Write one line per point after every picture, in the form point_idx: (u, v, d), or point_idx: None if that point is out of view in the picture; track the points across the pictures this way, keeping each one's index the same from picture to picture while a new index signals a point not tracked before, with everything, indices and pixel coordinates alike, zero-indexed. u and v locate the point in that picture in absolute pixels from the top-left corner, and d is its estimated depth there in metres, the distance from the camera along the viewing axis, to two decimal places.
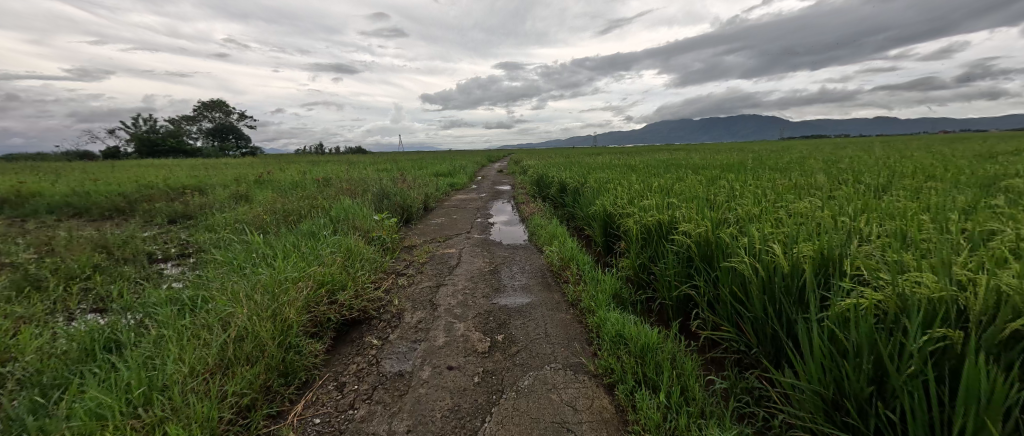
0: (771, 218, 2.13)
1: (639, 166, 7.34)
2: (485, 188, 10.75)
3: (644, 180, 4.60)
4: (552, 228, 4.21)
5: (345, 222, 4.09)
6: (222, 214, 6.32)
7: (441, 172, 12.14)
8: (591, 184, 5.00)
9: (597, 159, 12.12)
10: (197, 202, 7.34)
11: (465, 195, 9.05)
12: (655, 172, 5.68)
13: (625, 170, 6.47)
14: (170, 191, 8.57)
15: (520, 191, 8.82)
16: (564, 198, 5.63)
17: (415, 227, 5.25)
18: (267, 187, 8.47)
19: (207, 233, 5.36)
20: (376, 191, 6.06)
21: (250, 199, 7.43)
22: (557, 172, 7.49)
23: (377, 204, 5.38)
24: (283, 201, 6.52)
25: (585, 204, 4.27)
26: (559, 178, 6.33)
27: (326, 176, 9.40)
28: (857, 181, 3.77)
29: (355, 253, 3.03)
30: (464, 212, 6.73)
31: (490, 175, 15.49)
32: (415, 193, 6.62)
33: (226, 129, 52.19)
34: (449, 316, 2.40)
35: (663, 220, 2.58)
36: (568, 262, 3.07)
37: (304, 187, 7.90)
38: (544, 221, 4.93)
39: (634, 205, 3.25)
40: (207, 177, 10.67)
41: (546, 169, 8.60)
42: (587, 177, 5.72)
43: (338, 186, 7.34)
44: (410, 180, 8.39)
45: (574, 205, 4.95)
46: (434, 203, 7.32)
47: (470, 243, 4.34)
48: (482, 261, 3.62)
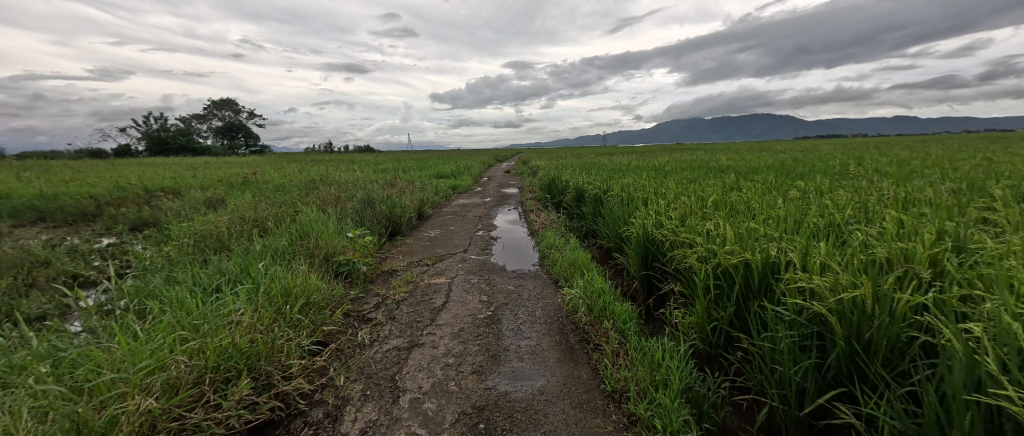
0: (992, 278, 1.16)
1: (668, 168, 6.34)
2: (491, 191, 9.81)
3: (688, 188, 3.63)
4: (571, 251, 3.28)
5: (306, 244, 3.21)
6: (187, 222, 5.52)
7: (443, 174, 11.23)
8: (618, 192, 4.05)
9: (612, 160, 11.15)
10: (166, 207, 6.57)
11: (467, 200, 8.14)
12: (691, 177, 4.72)
13: (654, 174, 5.50)
14: (144, 194, 7.81)
15: (528, 196, 7.89)
16: (581, 208, 4.70)
17: (403, 243, 4.37)
18: (248, 191, 7.64)
19: (158, 246, 4.54)
20: (360, 198, 5.19)
21: (226, 204, 6.65)
22: (572, 174, 6.54)
23: (358, 216, 4.51)
24: (256, 209, 5.66)
25: (614, 221, 3.33)
26: (575, 182, 5.37)
27: (315, 178, 8.56)
28: (985, 195, 2.78)
29: (294, 299, 2.13)
30: (463, 221, 5.85)
31: (497, 176, 14.57)
32: (407, 199, 5.73)
33: (234, 127, 52.05)
34: (413, 421, 1.47)
35: (756, 265, 1.63)
36: (600, 316, 2.12)
37: (287, 191, 7.06)
38: (559, 238, 4.00)
39: (689, 228, 2.31)
40: (193, 177, 9.97)
41: (558, 171, 7.67)
42: (611, 182, 4.76)
43: (323, 191, 6.48)
44: (406, 183, 7.54)
45: (597, 220, 4.01)
46: (430, 210, 6.42)
47: (466, 268, 3.42)
48: (477, 299, 2.69)
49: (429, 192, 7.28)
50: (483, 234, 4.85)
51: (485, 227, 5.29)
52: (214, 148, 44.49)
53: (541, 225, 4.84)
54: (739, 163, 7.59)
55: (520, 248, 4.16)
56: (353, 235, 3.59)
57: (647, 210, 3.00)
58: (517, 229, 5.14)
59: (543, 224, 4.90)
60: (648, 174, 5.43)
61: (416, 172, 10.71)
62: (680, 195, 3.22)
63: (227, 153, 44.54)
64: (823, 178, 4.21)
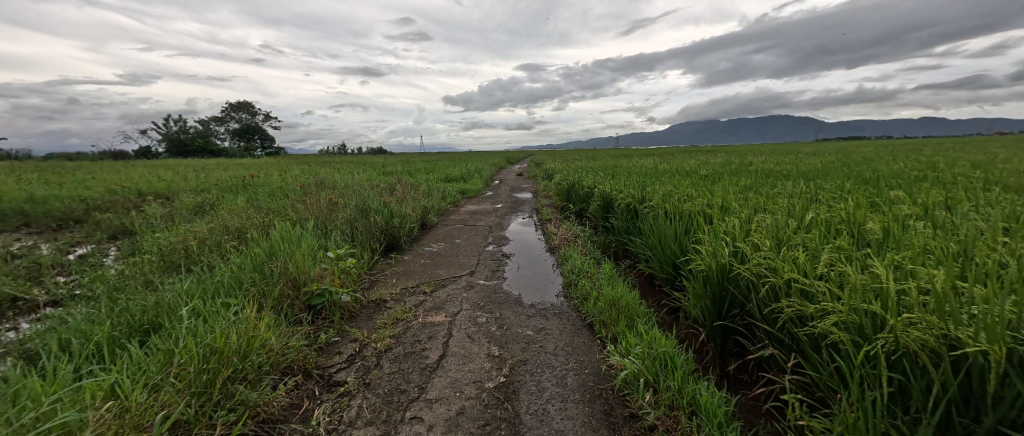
0: None
1: (704, 174, 5.59)
2: (502, 196, 9.13)
3: (755, 200, 2.87)
4: (606, 281, 2.57)
5: (272, 270, 2.56)
6: (165, 230, 4.98)
7: (452, 177, 10.63)
8: (660, 204, 3.32)
9: (633, 162, 10.40)
10: (151, 213, 6.07)
11: (477, 207, 7.47)
12: (742, 184, 3.95)
13: (694, 180, 4.73)
14: (135, 199, 7.34)
15: (543, 203, 7.17)
16: (612, 221, 3.98)
17: (400, 261, 3.73)
18: (242, 194, 7.11)
19: (123, 261, 3.99)
20: (355, 205, 4.57)
21: (215, 209, 6.11)
22: (595, 179, 5.82)
23: (349, 231, 3.87)
24: (241, 216, 5.08)
25: (666, 245, 2.61)
26: (601, 189, 4.64)
27: (315, 181, 7.99)
28: None
29: (217, 366, 1.46)
30: (472, 231, 5.20)
31: (510, 179, 13.90)
32: (409, 207, 5.10)
33: (249, 129, 52.61)
34: None
35: (1002, 361, 0.88)
36: (671, 404, 1.40)
37: (281, 196, 6.48)
38: (586, 259, 3.28)
39: (796, 267, 1.57)
40: (192, 180, 9.55)
41: (577, 176, 6.97)
42: (647, 190, 4.02)
43: (318, 196, 5.87)
44: (411, 188, 6.94)
45: (634, 239, 3.30)
46: (436, 218, 5.78)
47: (473, 299, 2.71)
48: (485, 353, 1.98)
49: (435, 199, 6.63)
50: (494, 249, 4.17)
51: (497, 240, 4.60)
52: (230, 150, 45.00)
53: (562, 239, 4.13)
54: (782, 167, 6.75)
55: (538, 269, 3.45)
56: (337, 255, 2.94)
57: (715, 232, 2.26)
58: (533, 243, 4.45)
59: (564, 237, 4.19)
60: (688, 180, 4.66)
61: (423, 175, 10.09)
62: (753, 210, 2.47)
63: (242, 154, 44.99)
64: (915, 187, 3.40)
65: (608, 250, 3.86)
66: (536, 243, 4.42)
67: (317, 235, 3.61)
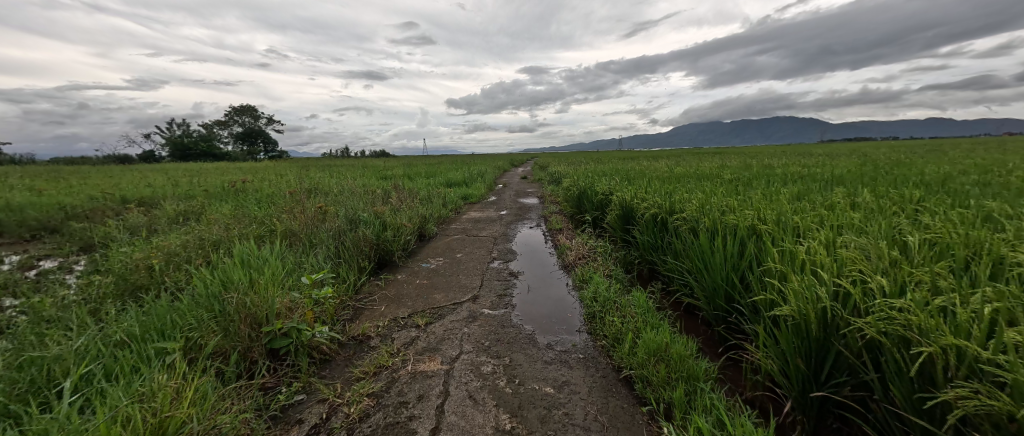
0: None
1: (730, 179, 5.08)
2: (507, 202, 8.60)
3: (821, 214, 2.34)
4: (642, 317, 2.06)
5: (228, 305, 2.07)
6: (138, 241, 4.54)
7: (454, 181, 10.16)
8: (698, 218, 2.80)
9: (644, 166, 9.88)
10: (129, 221, 5.64)
11: (481, 213, 6.99)
12: (784, 191, 3.44)
13: (726, 186, 4.19)
14: (118, 206, 6.90)
15: (552, 210, 6.65)
16: (636, 234, 3.49)
17: (393, 282, 3.25)
18: (230, 201, 6.64)
19: (81, 280, 3.54)
20: (345, 215, 4.10)
21: (197, 217, 5.67)
22: (611, 184, 5.29)
23: (333, 248, 3.38)
24: (221, 227, 4.60)
25: (719, 272, 2.09)
26: (621, 196, 4.11)
27: (309, 186, 7.52)
28: None
29: None
30: (476, 243, 4.71)
31: (514, 183, 13.42)
32: (405, 216, 4.62)
33: (253, 133, 52.52)
34: None
35: None
36: None
37: (269, 204, 6.01)
38: (611, 283, 2.76)
39: (952, 330, 1.06)
40: (183, 186, 9.14)
41: (588, 180, 6.48)
42: (676, 198, 3.49)
43: (307, 204, 5.39)
44: (411, 194, 6.48)
45: (668, 259, 2.79)
46: (435, 228, 5.30)
47: (476, 337, 2.20)
48: (491, 426, 1.48)
49: (435, 206, 6.13)
50: (501, 265, 3.66)
51: (503, 253, 4.08)
52: (233, 153, 44.84)
53: (578, 255, 3.61)
54: (813, 171, 6.19)
55: (553, 294, 2.93)
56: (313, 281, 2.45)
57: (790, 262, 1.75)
58: (544, 258, 3.94)
59: (580, 252, 3.67)
60: (719, 186, 4.12)
61: (425, 180, 9.60)
62: (832, 230, 1.94)
63: (244, 158, 44.86)
64: (998, 196, 2.87)
65: (633, 269, 3.34)
66: (548, 258, 3.91)
67: (296, 253, 3.14)
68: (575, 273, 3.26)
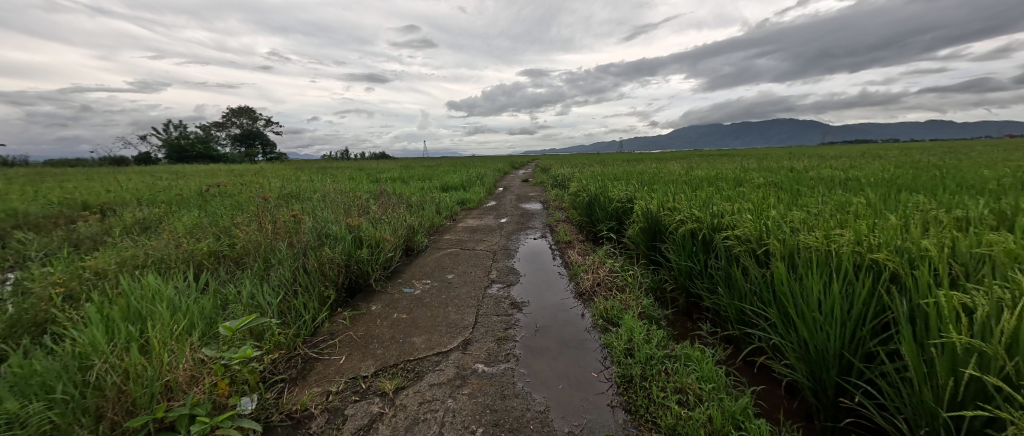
0: None
1: (763, 183, 4.41)
2: (507, 207, 7.90)
3: (955, 237, 1.65)
4: (709, 405, 1.38)
5: (95, 385, 1.40)
6: (71, 256, 3.86)
7: (451, 185, 9.51)
8: (762, 238, 2.13)
9: (654, 168, 9.24)
10: (77, 230, 4.96)
11: (478, 221, 6.32)
12: (852, 200, 2.76)
13: (770, 192, 3.50)
14: (76, 213, 6.21)
15: (558, 218, 5.95)
16: (669, 252, 2.81)
17: (364, 317, 2.57)
18: (198, 209, 5.94)
19: None
20: (312, 227, 3.43)
21: (156, 227, 5.00)
22: (627, 189, 4.59)
23: (289, 274, 2.69)
24: (172, 242, 3.91)
25: (826, 331, 1.41)
26: (644, 205, 3.42)
27: (289, 191, 6.83)
28: None
29: None
30: (470, 258, 4.03)
31: (515, 186, 12.76)
32: (388, 229, 3.95)
33: (250, 135, 52.00)
34: None
35: None
36: None
37: (239, 210, 5.31)
38: (650, 327, 2.06)
39: None
40: (157, 190, 8.49)
41: (598, 184, 5.80)
42: (718, 208, 2.79)
43: (278, 212, 4.70)
44: (400, 200, 5.81)
45: (724, 294, 2.12)
46: (425, 240, 4.62)
47: (464, 419, 1.52)
48: None
49: (427, 215, 5.44)
50: (499, 292, 2.96)
51: (503, 275, 3.38)
52: (229, 155, 44.19)
53: (594, 280, 2.92)
54: (850, 174, 5.51)
55: (567, 336, 2.24)
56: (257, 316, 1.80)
57: (981, 334, 1.05)
58: (551, 281, 3.24)
59: (596, 276, 2.98)
60: (762, 193, 3.42)
61: (419, 184, 8.91)
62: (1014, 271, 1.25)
63: (241, 159, 44.27)
64: None
65: (668, 300, 2.64)
66: (558, 281, 3.21)
67: (240, 287, 2.48)
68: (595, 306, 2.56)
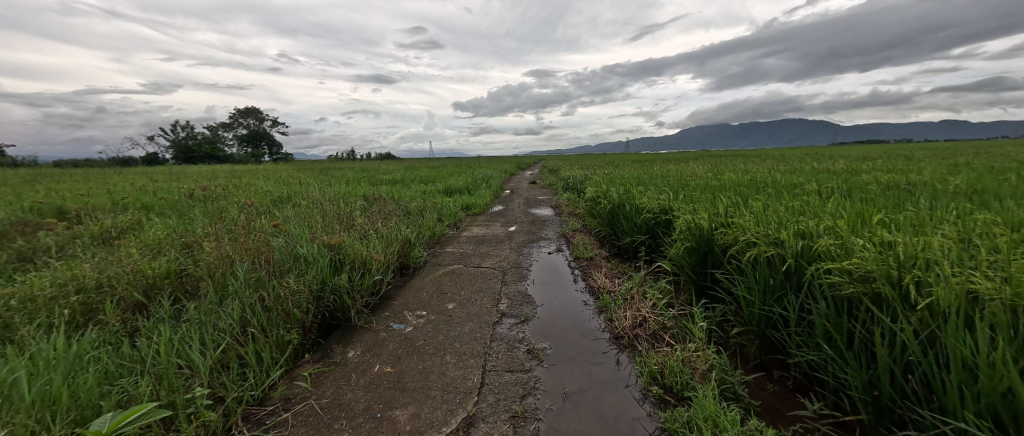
0: None
1: (820, 190, 3.72)
2: (516, 213, 7.24)
3: None
4: None
5: None
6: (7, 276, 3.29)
7: (455, 187, 8.92)
8: (902, 284, 1.49)
9: (674, 171, 8.55)
10: (33, 241, 4.41)
11: (484, 230, 5.70)
12: (978, 217, 2.08)
13: (847, 203, 2.82)
14: (44, 217, 5.68)
15: (573, 228, 5.29)
16: (736, 286, 2.16)
17: (336, 370, 1.96)
18: (175, 216, 5.35)
19: None
20: (282, 245, 2.82)
21: (121, 238, 4.43)
22: (658, 196, 3.93)
23: (241, 312, 2.08)
24: (125, 259, 3.32)
25: None
26: (688, 219, 2.76)
27: (277, 194, 6.22)
28: None
29: None
30: (475, 279, 3.41)
31: (523, 188, 12.15)
32: (377, 245, 3.34)
33: (257, 135, 52.04)
34: None
35: None
36: None
37: (216, 218, 4.72)
38: (739, 414, 1.44)
39: None
40: (142, 192, 7.99)
41: (618, 189, 5.15)
42: (797, 227, 2.14)
43: (256, 221, 4.09)
44: (397, 207, 5.22)
45: (847, 364, 1.50)
46: (422, 255, 4.01)
47: None
48: None
49: (426, 225, 4.82)
50: (511, 332, 2.34)
51: (514, 305, 2.76)
52: (235, 156, 44.14)
53: (633, 319, 2.27)
54: (910, 178, 4.79)
55: (609, 410, 1.61)
56: (157, 402, 1.23)
57: None
58: (574, 315, 2.60)
59: (635, 313, 2.33)
60: (838, 204, 2.74)
61: (421, 187, 8.30)
62: None
63: (246, 159, 44.21)
64: None
65: (736, 350, 1.99)
66: (583, 316, 2.57)
67: (169, 337, 1.89)
68: (642, 361, 1.92)
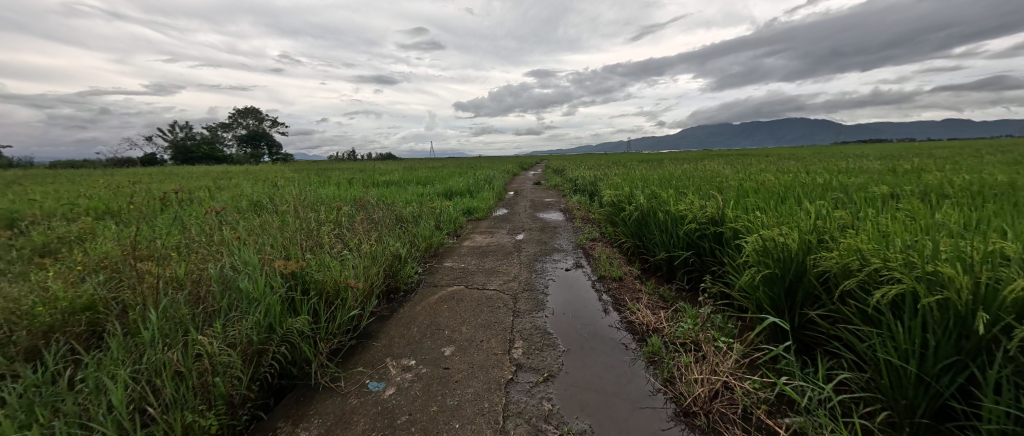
0: None
1: (903, 195, 3.02)
2: (522, 218, 6.56)
3: None
4: None
5: None
6: None
7: (456, 189, 8.25)
8: None
9: (693, 170, 7.86)
10: None
11: (489, 239, 5.02)
12: None
13: (974, 214, 2.11)
14: None
15: (591, 238, 4.61)
16: (867, 341, 1.47)
17: None
18: (136, 223, 4.68)
19: None
20: (226, 271, 2.15)
21: (59, 250, 3.75)
22: (701, 202, 3.24)
23: (138, 381, 1.41)
24: (44, 282, 2.64)
25: None
26: (764, 236, 2.07)
27: (256, 198, 5.55)
28: None
29: None
30: (480, 308, 2.73)
31: (528, 190, 11.47)
32: (356, 267, 2.67)
33: (256, 136, 51.52)
34: None
35: None
36: None
37: (179, 226, 4.05)
38: None
39: None
40: (114, 196, 7.32)
41: (643, 192, 4.45)
42: (955, 255, 1.45)
43: (219, 231, 3.43)
44: (388, 214, 4.54)
45: None
46: (415, 274, 3.33)
47: None
48: None
49: (422, 235, 4.15)
50: (531, 400, 1.66)
51: (531, 350, 2.08)
52: (233, 156, 43.59)
53: (708, 386, 1.59)
54: (989, 179, 4.07)
55: None
56: None
57: None
58: (615, 367, 1.92)
59: (709, 374, 1.65)
60: (964, 215, 2.06)
61: (418, 190, 7.62)
62: None
63: (244, 160, 43.65)
64: None
65: None
66: (627, 368, 1.89)
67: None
68: None
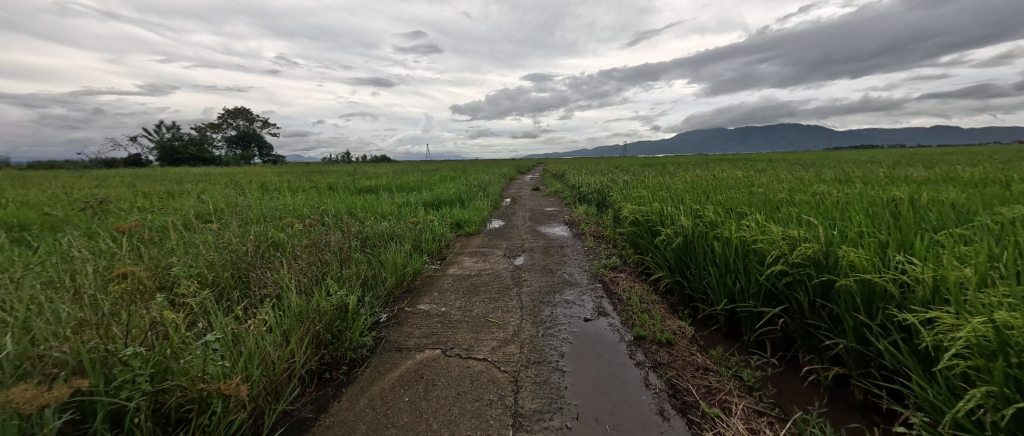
0: None
1: None
2: (521, 233, 5.58)
3: None
4: None
5: None
6: None
7: (446, 197, 7.27)
8: None
9: (715, 178, 6.90)
10: None
11: (480, 264, 4.02)
12: None
13: None
14: None
15: (610, 265, 3.64)
16: None
17: None
18: (25, 242, 3.65)
19: None
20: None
21: None
22: (785, 229, 2.25)
23: None
24: None
25: None
26: (1000, 321, 1.09)
27: (195, 208, 4.52)
28: None
29: None
30: (460, 403, 1.72)
31: (526, 197, 10.50)
32: (259, 340, 1.67)
33: (246, 137, 50.30)
34: None
35: None
36: None
37: (62, 246, 3.02)
38: None
39: None
40: (45, 201, 6.29)
41: (677, 208, 3.48)
42: None
43: (92, 261, 2.41)
44: (350, 234, 3.55)
45: None
46: (368, 331, 2.32)
47: None
48: None
49: (392, 264, 3.16)
50: None
51: None
52: (221, 157, 42.38)
53: None
54: None
55: None
56: None
57: None
58: None
59: None
60: None
61: (400, 198, 6.59)
62: None
63: (233, 161, 42.59)
64: None
65: None
66: None
67: None
68: None
